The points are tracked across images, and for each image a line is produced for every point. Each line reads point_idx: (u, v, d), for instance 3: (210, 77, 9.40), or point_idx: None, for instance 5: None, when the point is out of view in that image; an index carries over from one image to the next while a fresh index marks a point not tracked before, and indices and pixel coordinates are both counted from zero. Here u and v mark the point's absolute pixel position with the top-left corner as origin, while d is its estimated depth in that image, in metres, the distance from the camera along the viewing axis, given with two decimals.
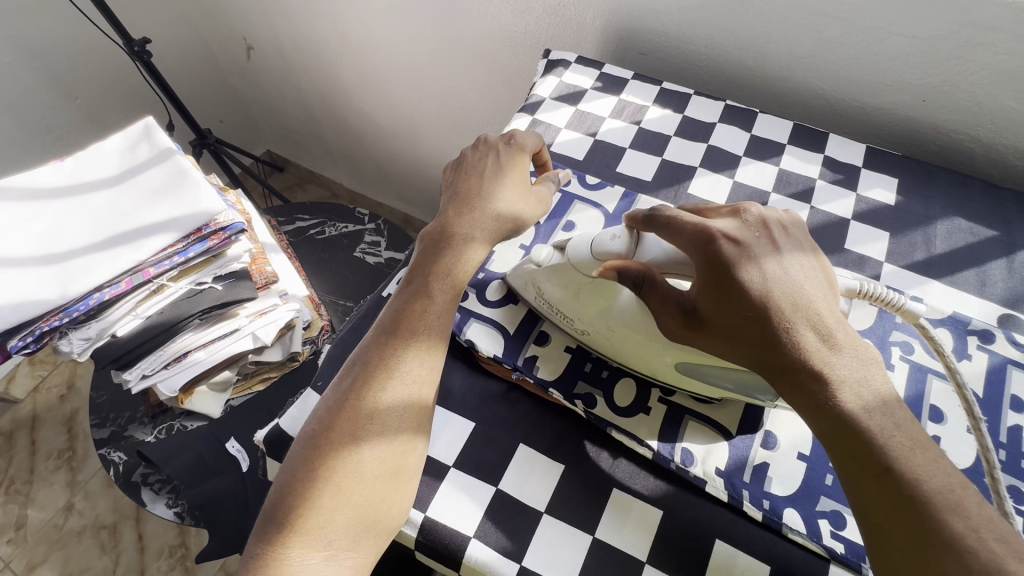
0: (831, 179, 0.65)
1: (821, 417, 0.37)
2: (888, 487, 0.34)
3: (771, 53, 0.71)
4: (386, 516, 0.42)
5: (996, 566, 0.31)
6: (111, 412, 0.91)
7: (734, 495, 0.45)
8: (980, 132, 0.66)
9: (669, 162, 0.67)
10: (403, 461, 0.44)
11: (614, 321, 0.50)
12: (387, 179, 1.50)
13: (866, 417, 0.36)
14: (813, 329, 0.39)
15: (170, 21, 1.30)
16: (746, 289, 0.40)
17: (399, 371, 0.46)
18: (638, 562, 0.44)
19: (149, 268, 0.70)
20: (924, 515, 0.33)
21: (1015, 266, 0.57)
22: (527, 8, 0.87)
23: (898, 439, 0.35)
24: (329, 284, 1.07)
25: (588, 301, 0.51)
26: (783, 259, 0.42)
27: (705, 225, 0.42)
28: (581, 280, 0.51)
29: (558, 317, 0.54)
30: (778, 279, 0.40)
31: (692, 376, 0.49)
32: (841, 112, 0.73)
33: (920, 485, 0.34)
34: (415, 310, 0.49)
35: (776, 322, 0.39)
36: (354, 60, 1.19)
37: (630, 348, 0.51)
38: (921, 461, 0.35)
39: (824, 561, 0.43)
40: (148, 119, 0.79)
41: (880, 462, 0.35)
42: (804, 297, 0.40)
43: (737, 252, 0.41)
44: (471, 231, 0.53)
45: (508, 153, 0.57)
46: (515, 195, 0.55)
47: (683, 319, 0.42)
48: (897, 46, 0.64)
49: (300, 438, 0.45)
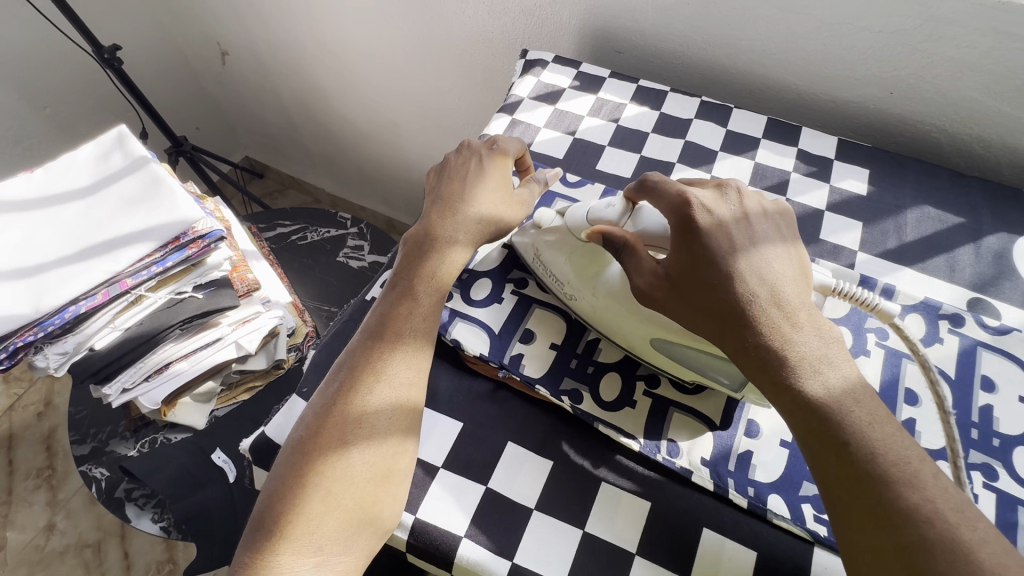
0: (805, 172, 0.66)
1: (779, 393, 0.39)
2: (842, 460, 0.36)
3: (743, 49, 0.73)
4: (375, 519, 0.42)
5: (948, 535, 0.32)
6: (91, 428, 0.89)
7: (720, 484, 0.46)
8: (943, 122, 0.68)
9: (648, 158, 0.68)
10: (392, 465, 0.44)
11: (600, 291, 0.52)
12: (369, 183, 1.48)
13: (826, 395, 0.37)
14: (778, 307, 0.40)
15: (141, 27, 1.27)
16: (713, 260, 0.42)
17: (386, 374, 0.46)
18: (627, 555, 0.44)
19: (125, 280, 0.68)
20: (879, 488, 0.34)
21: (981, 251, 0.59)
22: (503, 9, 0.87)
23: (859, 414, 0.37)
24: (313, 290, 1.06)
25: (580, 267, 0.53)
26: (756, 234, 0.44)
27: (684, 192, 0.44)
28: (575, 244, 0.54)
29: (551, 280, 0.56)
30: (748, 251, 0.42)
31: (667, 355, 0.50)
32: (813, 106, 0.75)
33: (877, 460, 0.35)
34: (400, 313, 0.49)
35: (740, 293, 0.41)
36: (330, 64, 1.18)
37: (614, 322, 0.52)
38: (881, 436, 0.36)
39: (808, 544, 0.44)
40: (120, 127, 0.77)
41: (837, 438, 0.36)
42: (770, 273, 0.42)
43: (710, 221, 0.43)
44: (455, 234, 0.53)
45: (491, 156, 0.57)
46: (496, 199, 0.55)
47: (655, 281, 0.44)
48: (863, 41, 0.65)
49: (287, 446, 0.44)
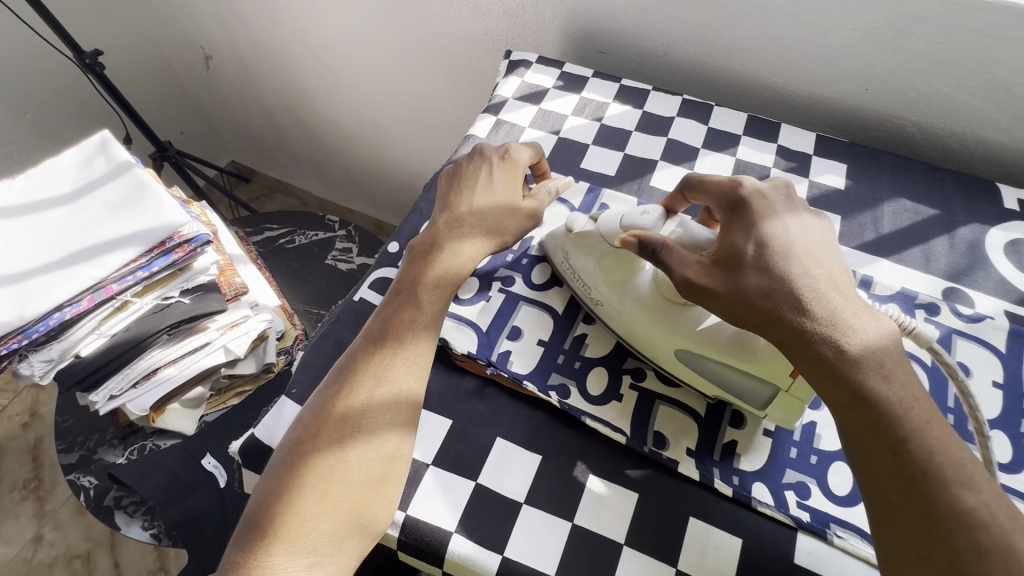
0: (785, 167, 0.67)
1: (838, 387, 0.39)
2: (899, 457, 0.36)
3: (722, 48, 0.74)
4: (369, 522, 0.43)
5: (1003, 540, 0.33)
6: (78, 436, 0.88)
7: (705, 473, 0.47)
8: (918, 117, 0.70)
9: (631, 156, 0.69)
10: (388, 468, 0.44)
11: (628, 297, 0.52)
12: (357, 186, 1.48)
13: (886, 392, 0.38)
14: (835, 289, 0.43)
15: (121, 31, 1.26)
16: (767, 242, 0.45)
17: (385, 380, 0.47)
18: (616, 545, 0.45)
19: (111, 285, 0.68)
20: (931, 488, 0.35)
21: (956, 242, 0.61)
22: (486, 10, 0.88)
23: (919, 413, 0.38)
24: (302, 293, 1.06)
25: (609, 272, 0.53)
26: (802, 218, 0.47)
27: (736, 179, 0.49)
28: (606, 248, 0.53)
29: (578, 285, 0.56)
30: (798, 233, 0.46)
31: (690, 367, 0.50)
32: (792, 103, 0.76)
33: (934, 461, 0.36)
34: (403, 318, 0.50)
35: (798, 271, 0.43)
36: (316, 67, 1.18)
37: (639, 329, 0.52)
38: (938, 436, 0.37)
39: (791, 530, 0.45)
40: (103, 133, 0.76)
41: (895, 435, 0.37)
42: (820, 254, 0.45)
43: (762, 202, 0.47)
44: (460, 243, 0.54)
45: (500, 168, 0.58)
46: (502, 209, 0.56)
47: (707, 268, 0.45)
48: (839, 38, 0.67)
49: (285, 445, 0.45)
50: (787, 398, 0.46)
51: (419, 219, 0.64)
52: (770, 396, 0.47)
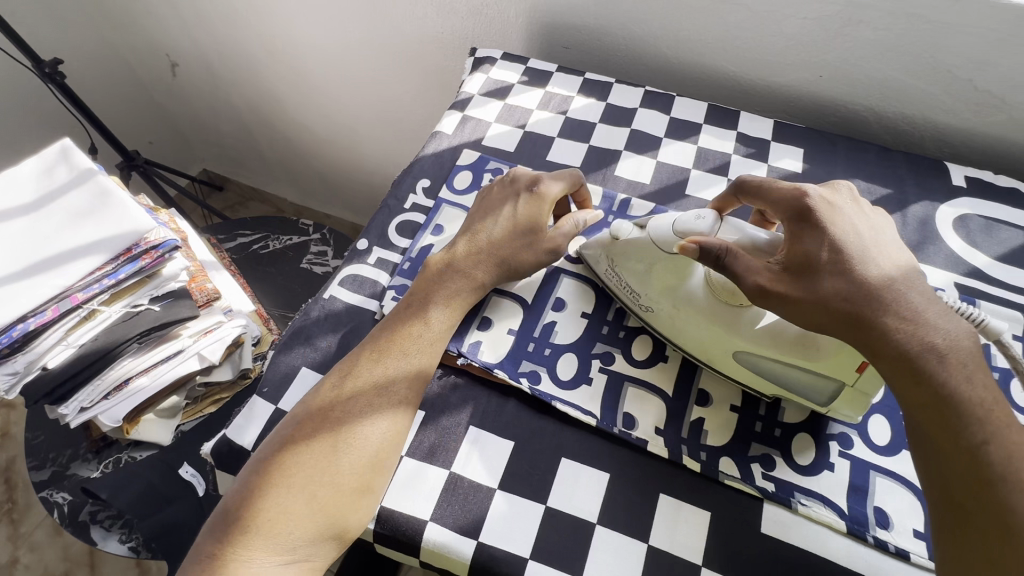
0: (745, 153, 0.69)
1: (920, 383, 0.40)
2: (978, 460, 0.37)
3: (682, 39, 0.76)
4: (347, 527, 0.44)
5: None
6: (49, 452, 0.86)
7: (674, 451, 0.49)
8: (869, 101, 0.73)
9: (596, 148, 0.70)
10: (375, 477, 0.45)
11: (683, 304, 0.51)
12: (331, 190, 1.47)
13: (967, 392, 0.39)
14: (913, 288, 0.43)
15: (83, 40, 1.24)
16: (841, 246, 0.45)
17: (383, 392, 0.48)
18: (588, 524, 0.46)
19: (76, 294, 0.67)
20: (1012, 492, 0.36)
21: (908, 219, 0.63)
22: (451, 9, 0.89)
23: (998, 415, 0.39)
24: (278, 298, 1.05)
25: (662, 280, 0.52)
26: (873, 222, 0.48)
27: (799, 187, 0.48)
28: (659, 256, 0.51)
29: (627, 293, 0.55)
30: (873, 235, 0.46)
31: (751, 370, 0.50)
32: (751, 92, 0.78)
33: (1014, 466, 0.37)
34: (408, 331, 0.51)
35: (875, 274, 0.43)
36: (284, 71, 1.18)
37: (693, 334, 0.51)
38: (1017, 440, 0.38)
39: (757, 501, 0.47)
40: (64, 141, 0.75)
41: (976, 436, 0.38)
42: (892, 257, 0.45)
43: (833, 207, 0.47)
44: (473, 269, 0.55)
45: (527, 201, 0.57)
46: (520, 239, 0.56)
47: (781, 274, 0.44)
48: (791, 28, 0.69)
49: (275, 442, 0.46)
50: (852, 393, 0.46)
51: (388, 216, 0.65)
52: (834, 391, 0.47)
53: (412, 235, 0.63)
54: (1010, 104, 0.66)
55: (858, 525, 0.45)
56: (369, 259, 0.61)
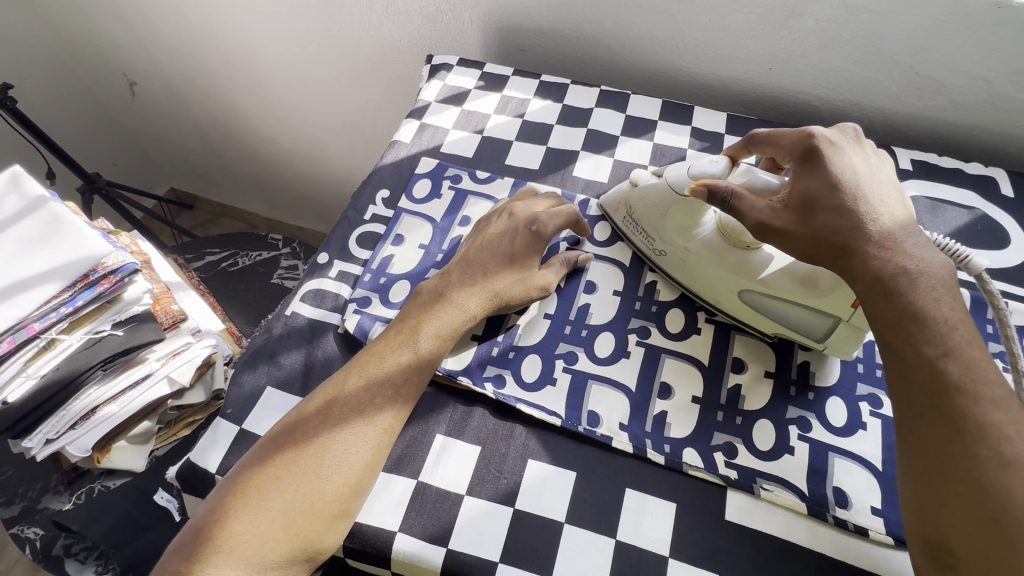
0: (699, 147, 0.70)
1: (890, 300, 0.42)
2: (934, 368, 0.40)
3: (633, 38, 0.77)
4: (317, 550, 0.44)
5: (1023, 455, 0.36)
6: (18, 487, 0.83)
7: (639, 445, 0.49)
8: (819, 90, 0.74)
9: (554, 149, 0.71)
10: (351, 502, 0.45)
11: (693, 245, 0.55)
12: (302, 202, 1.46)
13: (935, 312, 0.41)
14: (897, 226, 0.44)
15: (35, 62, 1.21)
16: (838, 186, 0.45)
17: (367, 418, 0.47)
18: (556, 523, 0.46)
19: (32, 324, 0.66)
20: (963, 403, 0.38)
21: None
22: (406, 17, 0.89)
23: (961, 334, 0.40)
24: (249, 315, 1.04)
25: (675, 220, 0.56)
26: (872, 162, 0.48)
27: (805, 130, 0.49)
28: (674, 198, 0.55)
29: (641, 236, 0.59)
30: (868, 173, 0.47)
31: (755, 308, 0.53)
32: (704, 87, 0.79)
33: (964, 379, 0.39)
34: (397, 355, 0.50)
35: (864, 211, 0.45)
36: (244, 84, 1.16)
37: (701, 275, 0.55)
38: (975, 355, 0.40)
39: (721, 488, 0.48)
40: (13, 167, 0.73)
41: (936, 348, 0.40)
42: (885, 193, 0.46)
43: (835, 148, 0.48)
44: (461, 294, 0.54)
45: (524, 236, 0.56)
46: (513, 274, 0.55)
47: (779, 213, 0.46)
48: (739, 22, 0.70)
49: (255, 460, 0.46)
50: (847, 327, 0.50)
51: (349, 228, 0.64)
52: (831, 328, 0.51)
53: (373, 246, 0.63)
54: (951, 88, 0.68)
55: (819, 506, 0.46)
56: (330, 273, 0.61)
